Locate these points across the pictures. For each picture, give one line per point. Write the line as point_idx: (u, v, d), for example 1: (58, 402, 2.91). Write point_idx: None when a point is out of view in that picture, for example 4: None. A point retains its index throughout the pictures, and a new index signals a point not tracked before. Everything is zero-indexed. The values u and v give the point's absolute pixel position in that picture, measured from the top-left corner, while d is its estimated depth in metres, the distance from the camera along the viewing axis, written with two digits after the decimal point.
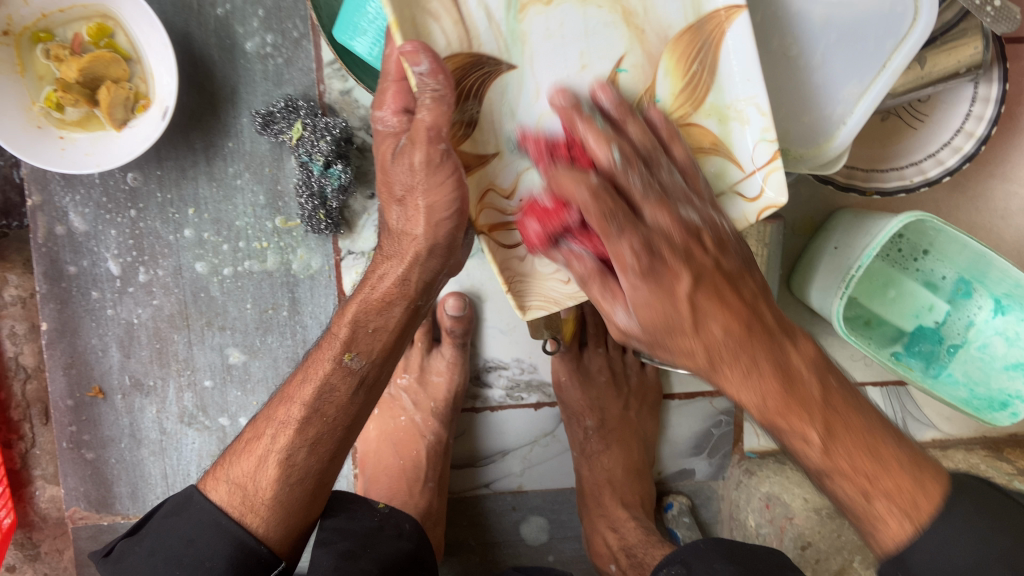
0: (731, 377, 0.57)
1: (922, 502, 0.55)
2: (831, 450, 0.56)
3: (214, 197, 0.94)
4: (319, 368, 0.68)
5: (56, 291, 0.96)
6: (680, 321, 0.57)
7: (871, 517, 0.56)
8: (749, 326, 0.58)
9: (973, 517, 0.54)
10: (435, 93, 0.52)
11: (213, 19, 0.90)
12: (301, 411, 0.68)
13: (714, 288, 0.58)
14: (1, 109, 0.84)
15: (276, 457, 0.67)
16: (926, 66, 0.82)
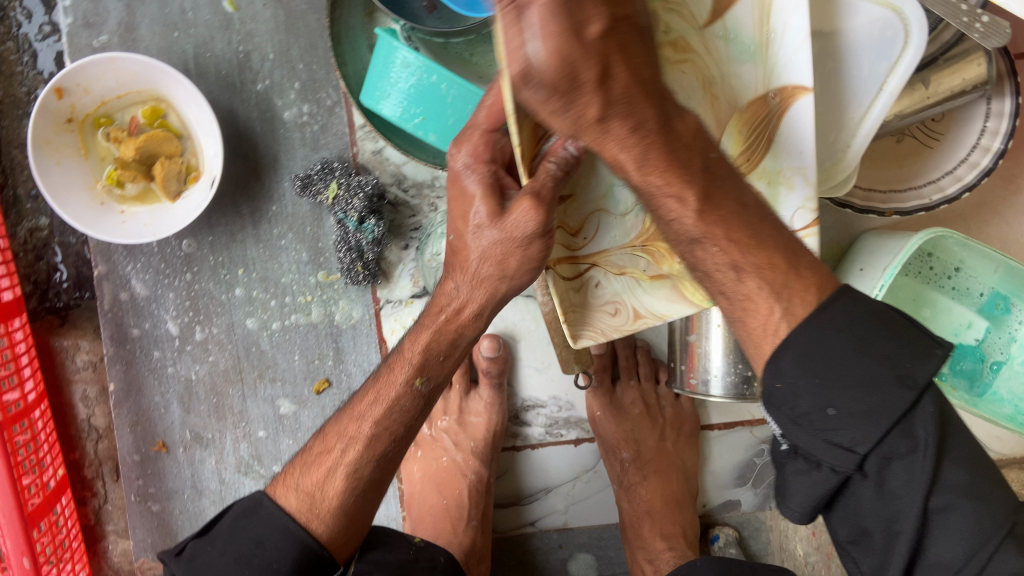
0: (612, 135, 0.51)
1: (794, 285, 0.55)
2: (705, 215, 0.55)
3: (262, 257, 1.01)
4: (389, 390, 0.72)
5: (122, 353, 1.04)
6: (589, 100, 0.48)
7: (743, 297, 0.57)
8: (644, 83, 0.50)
9: (855, 311, 0.53)
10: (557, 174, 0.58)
11: (254, 94, 0.98)
12: (369, 429, 0.71)
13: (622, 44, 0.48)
14: (69, 189, 0.93)
15: (344, 469, 0.71)
16: (931, 86, 0.83)
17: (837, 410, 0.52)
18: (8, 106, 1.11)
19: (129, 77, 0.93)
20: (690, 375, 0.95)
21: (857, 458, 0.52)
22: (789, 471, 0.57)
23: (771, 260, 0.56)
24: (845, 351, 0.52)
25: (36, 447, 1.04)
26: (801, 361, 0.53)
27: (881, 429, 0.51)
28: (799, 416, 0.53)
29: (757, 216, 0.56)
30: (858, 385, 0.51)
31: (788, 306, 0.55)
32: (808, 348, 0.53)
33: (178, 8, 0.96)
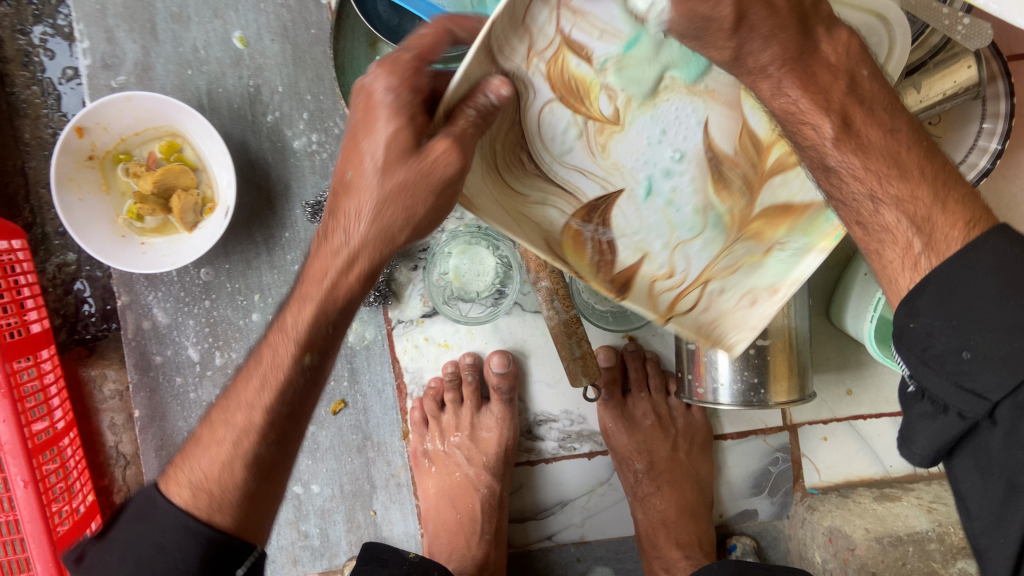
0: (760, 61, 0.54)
1: (938, 219, 0.54)
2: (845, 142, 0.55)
3: (277, 282, 1.05)
4: (277, 373, 0.67)
5: (146, 380, 1.07)
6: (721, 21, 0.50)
7: (883, 229, 0.57)
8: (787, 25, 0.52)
9: (1004, 251, 0.50)
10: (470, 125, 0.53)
11: (266, 126, 1.02)
12: (263, 416, 0.67)
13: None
14: (92, 223, 0.98)
15: (240, 459, 0.67)
16: (922, 90, 0.84)
17: (973, 353, 0.50)
18: (36, 147, 1.18)
19: (146, 114, 0.97)
20: (698, 384, 0.96)
21: (988, 406, 0.49)
22: (917, 415, 0.55)
23: (913, 193, 0.55)
24: (991, 292, 0.49)
25: (65, 474, 1.08)
26: (942, 299, 0.52)
27: (1017, 378, 0.48)
28: (930, 357, 0.52)
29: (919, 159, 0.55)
30: (999, 330, 0.49)
31: (928, 240, 0.54)
32: (951, 287, 0.51)
33: (191, 47, 1.01)
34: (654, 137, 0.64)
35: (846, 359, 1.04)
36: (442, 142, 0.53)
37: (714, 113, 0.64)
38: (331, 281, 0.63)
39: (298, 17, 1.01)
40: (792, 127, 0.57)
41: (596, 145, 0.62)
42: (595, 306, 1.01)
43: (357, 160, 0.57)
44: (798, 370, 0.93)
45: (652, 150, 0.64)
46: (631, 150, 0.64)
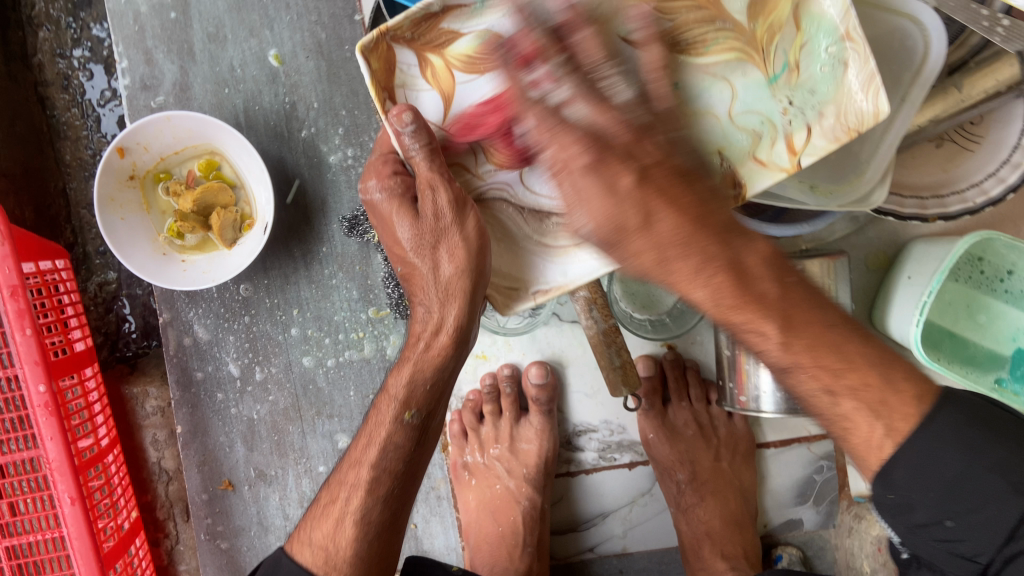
0: (682, 276, 0.53)
1: (894, 401, 0.53)
2: (791, 345, 0.53)
3: (315, 297, 1.05)
4: (380, 431, 0.74)
5: (187, 396, 1.08)
6: (628, 220, 0.52)
7: (841, 417, 0.55)
8: (700, 220, 0.53)
9: (962, 427, 0.52)
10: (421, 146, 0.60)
11: (301, 142, 1.03)
12: (369, 473, 0.74)
13: (660, 188, 0.53)
14: (134, 242, 0.99)
15: (352, 517, 0.73)
16: (964, 89, 0.82)
17: (954, 523, 0.53)
18: (76, 168, 1.22)
19: (185, 133, 0.99)
20: (740, 393, 0.95)
21: (979, 567, 0.53)
22: (922, 562, 0.58)
23: (865, 379, 0.54)
24: (956, 472, 0.52)
25: (110, 490, 1.09)
26: (914, 476, 0.53)
27: (1002, 537, 0.51)
28: (914, 525, 0.55)
29: (841, 331, 0.54)
30: (975, 509, 0.52)
31: (889, 423, 0.53)
32: (919, 464, 0.53)
33: (228, 66, 1.02)
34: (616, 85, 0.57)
35: None
36: (441, 190, 0.62)
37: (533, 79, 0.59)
38: (426, 342, 0.72)
39: (331, 33, 1.02)
40: (739, 334, 0.55)
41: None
42: (633, 315, 0.99)
43: (401, 254, 0.70)
44: None
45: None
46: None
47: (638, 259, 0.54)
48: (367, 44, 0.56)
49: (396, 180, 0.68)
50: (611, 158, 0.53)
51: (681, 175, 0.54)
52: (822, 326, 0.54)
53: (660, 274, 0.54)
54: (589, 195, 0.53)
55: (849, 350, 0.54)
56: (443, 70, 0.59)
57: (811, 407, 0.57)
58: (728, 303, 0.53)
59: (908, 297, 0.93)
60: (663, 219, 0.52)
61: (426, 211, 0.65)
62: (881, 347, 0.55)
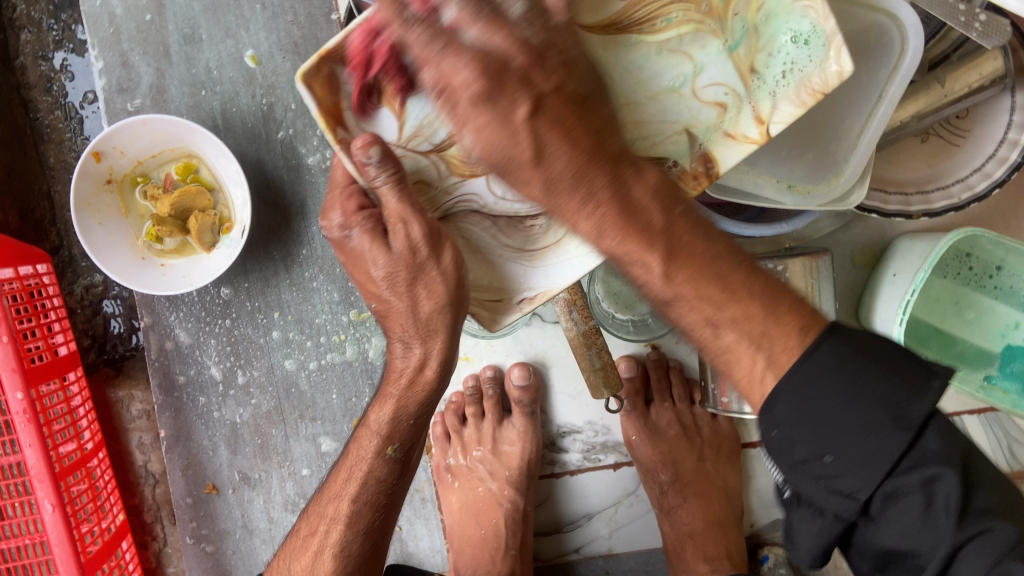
0: (569, 207, 0.53)
1: (775, 332, 0.50)
2: (673, 276, 0.51)
3: (295, 299, 1.05)
4: (362, 465, 0.75)
5: (170, 400, 1.08)
6: (517, 151, 0.51)
7: (725, 351, 0.52)
8: (594, 153, 0.51)
9: (841, 351, 0.47)
10: (388, 177, 0.57)
11: (279, 143, 1.02)
12: (349, 507, 0.75)
13: (560, 113, 0.51)
14: (112, 247, 0.99)
15: (330, 551, 0.75)
16: (946, 84, 0.80)
17: (833, 458, 0.47)
18: (60, 171, 1.21)
19: (161, 137, 0.98)
20: (723, 394, 0.94)
21: (858, 505, 0.47)
22: (796, 516, 0.51)
23: (747, 311, 0.50)
24: (837, 397, 0.46)
25: (95, 494, 1.09)
26: (795, 411, 0.47)
27: (882, 472, 0.46)
28: (798, 464, 0.48)
29: (725, 263, 0.52)
30: (853, 433, 0.46)
31: (771, 354, 0.50)
32: (798, 403, 0.47)
33: (204, 68, 1.01)
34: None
35: None
36: (414, 223, 0.59)
37: None
38: (408, 378, 0.70)
39: (308, 33, 1.01)
40: (624, 265, 0.53)
41: None
42: (614, 315, 0.98)
43: (374, 290, 0.66)
44: None
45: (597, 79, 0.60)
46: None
47: (527, 188, 0.53)
48: (308, 72, 0.53)
49: (364, 214, 0.62)
50: (503, 90, 0.49)
51: (576, 102, 0.52)
52: (705, 256, 0.52)
53: (549, 205, 0.53)
54: (481, 131, 0.50)
55: (729, 278, 0.51)
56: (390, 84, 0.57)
57: (703, 345, 0.53)
58: (607, 234, 0.52)
59: (892, 295, 0.91)
60: (556, 153, 0.51)
61: (398, 250, 0.61)
62: (767, 282, 0.52)
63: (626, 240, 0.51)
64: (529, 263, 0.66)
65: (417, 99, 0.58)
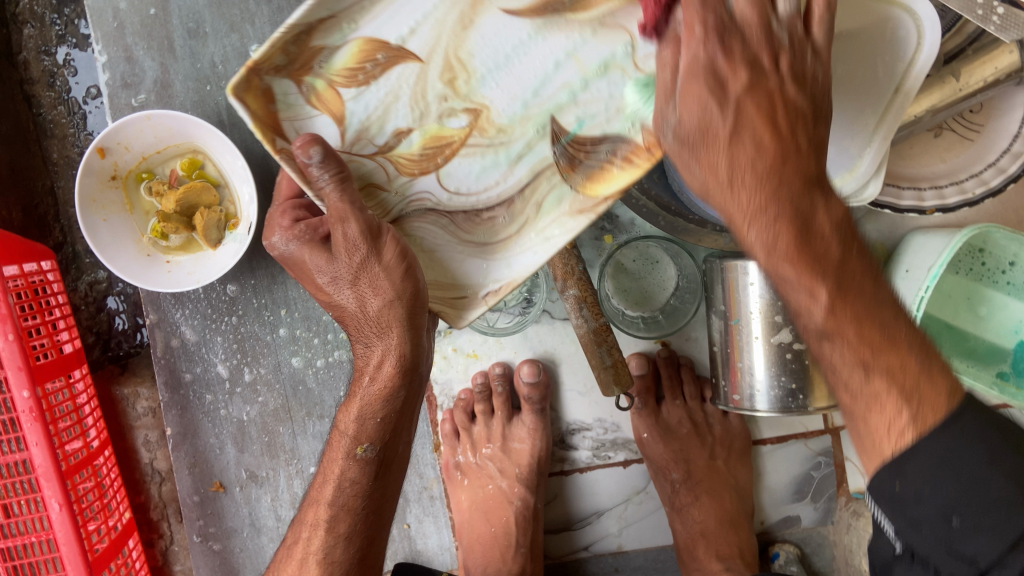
0: (745, 199, 0.56)
1: (926, 389, 0.52)
2: (836, 308, 0.54)
3: (303, 297, 1.04)
4: (335, 468, 0.74)
5: (176, 398, 1.07)
6: (717, 124, 0.55)
7: (870, 395, 0.54)
8: (784, 156, 0.55)
9: (985, 428, 0.50)
10: (335, 177, 0.60)
11: None
12: (327, 511, 0.74)
13: (767, 104, 0.56)
14: (117, 244, 0.98)
15: (314, 558, 0.74)
16: (962, 77, 0.79)
17: (962, 520, 0.49)
18: (63, 167, 1.20)
19: (166, 133, 0.97)
20: (734, 392, 0.93)
21: (977, 572, 0.48)
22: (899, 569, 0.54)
23: (902, 362, 0.53)
24: (1001, 498, 0.48)
25: (101, 492, 1.08)
26: (937, 466, 0.50)
27: (1009, 539, 0.48)
28: (920, 521, 0.51)
29: (889, 312, 0.55)
30: (990, 507, 0.48)
31: (916, 410, 0.52)
32: (942, 458, 0.50)
33: (209, 62, 1.00)
34: (502, 57, 0.64)
35: None
36: (352, 222, 0.61)
37: (435, 65, 0.63)
38: (371, 374, 0.69)
39: None
40: (787, 289, 0.56)
41: (491, 136, 0.66)
42: (625, 312, 0.98)
43: (327, 296, 0.69)
44: None
45: (527, 61, 0.64)
46: (507, 89, 0.65)
47: (710, 166, 0.56)
48: (237, 84, 0.58)
49: (303, 228, 0.67)
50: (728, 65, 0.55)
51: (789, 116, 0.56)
52: (871, 301, 0.55)
53: (723, 196, 0.57)
54: (689, 94, 0.55)
55: (896, 335, 0.54)
56: (327, 92, 0.62)
57: (844, 388, 0.56)
58: (782, 244, 0.55)
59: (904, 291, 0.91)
60: (752, 127, 0.55)
61: (340, 246, 0.64)
62: (925, 344, 0.54)
63: (798, 268, 0.54)
64: (485, 256, 0.69)
65: (355, 100, 0.63)
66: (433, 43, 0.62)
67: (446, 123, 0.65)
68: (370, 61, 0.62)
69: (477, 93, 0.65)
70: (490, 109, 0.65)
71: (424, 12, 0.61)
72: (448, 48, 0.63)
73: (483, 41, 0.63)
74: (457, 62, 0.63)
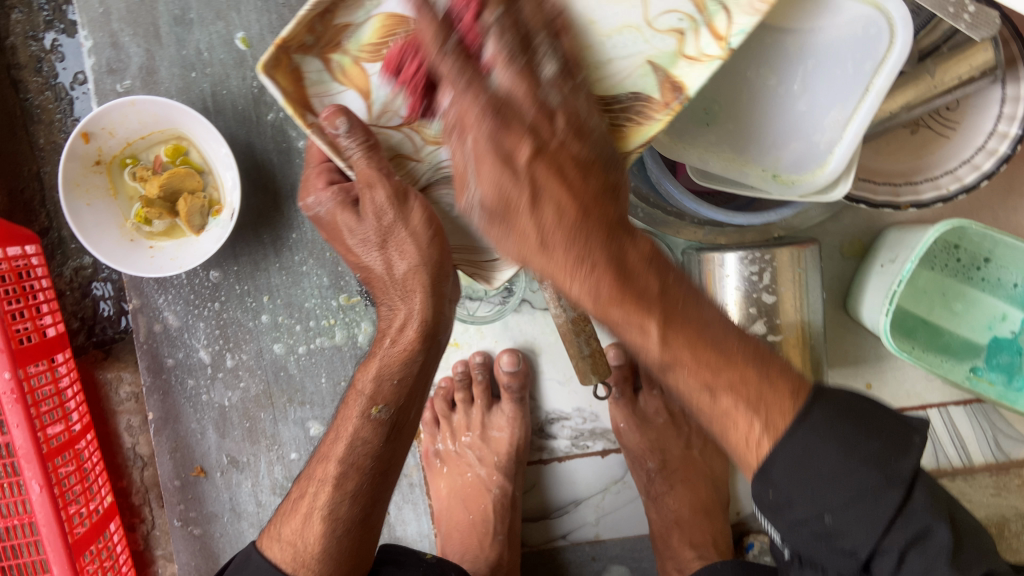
0: (560, 263, 0.56)
1: (769, 398, 0.55)
2: (669, 341, 0.55)
3: (285, 283, 1.05)
4: (348, 425, 0.75)
5: (159, 382, 1.08)
6: (518, 194, 0.55)
7: (723, 414, 0.56)
8: (586, 210, 0.56)
9: (833, 419, 0.53)
10: (364, 140, 0.59)
11: (269, 126, 1.02)
12: (337, 468, 0.74)
13: (556, 163, 0.56)
14: (101, 228, 0.99)
15: (318, 514, 0.74)
16: (936, 75, 0.79)
17: (833, 518, 0.52)
18: (50, 152, 1.20)
19: (151, 118, 0.98)
20: None
21: (858, 562, 0.52)
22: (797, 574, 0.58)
23: (744, 377, 0.55)
24: (835, 464, 0.51)
25: (82, 476, 1.09)
26: (796, 465, 0.53)
27: (881, 527, 0.51)
28: (797, 523, 0.54)
29: (716, 330, 0.56)
30: (851, 492, 0.51)
31: (767, 418, 0.54)
32: (799, 460, 0.53)
33: (195, 49, 1.00)
34: None
35: (863, 352, 1.04)
36: (380, 189, 0.60)
37: None
38: (392, 336, 0.71)
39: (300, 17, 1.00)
40: (619, 328, 0.57)
41: None
42: None
43: (356, 259, 0.69)
44: (812, 366, 0.90)
45: None
46: None
47: (519, 245, 0.57)
48: (268, 63, 0.55)
49: (333, 189, 0.66)
50: (510, 134, 0.55)
51: (577, 164, 0.57)
52: (699, 322, 0.56)
53: (545, 266, 0.57)
54: (482, 162, 0.55)
55: (731, 354, 0.56)
56: (352, 67, 0.59)
57: (699, 411, 0.58)
58: (612, 305, 0.56)
59: (879, 286, 0.92)
60: (551, 190, 0.56)
61: (368, 212, 0.63)
62: (758, 347, 0.57)
63: (628, 310, 0.55)
64: None
65: (382, 76, 0.59)
66: None
67: None
68: (395, 35, 0.58)
69: None
70: None
71: None
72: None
73: None
74: None
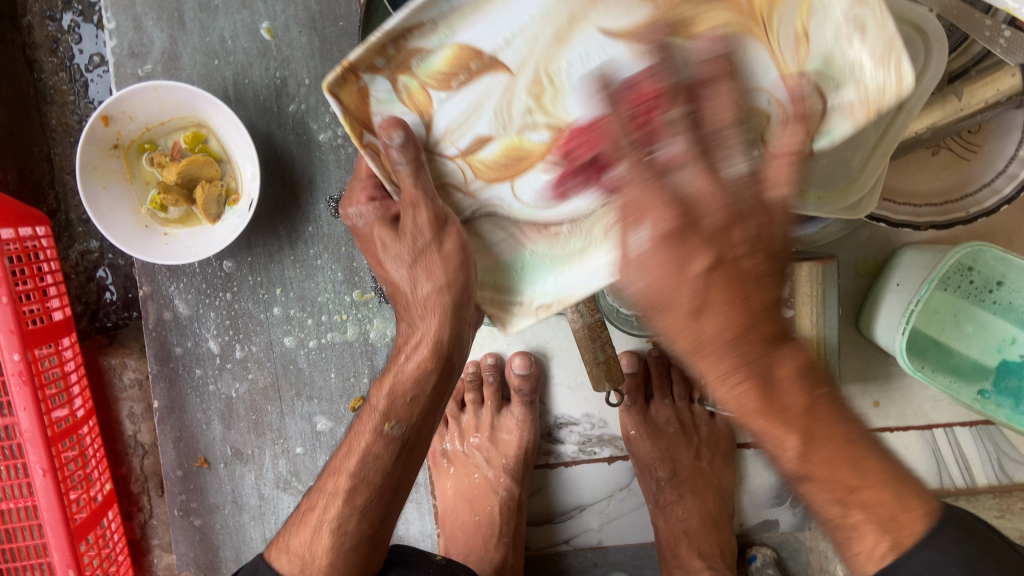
0: (706, 360, 0.48)
1: (904, 519, 0.52)
2: (810, 458, 0.51)
3: (299, 276, 1.04)
4: (360, 441, 0.72)
5: (166, 370, 1.07)
6: (680, 302, 0.46)
7: (850, 527, 0.53)
8: (748, 328, 0.47)
9: (960, 541, 0.53)
10: (405, 166, 0.56)
11: (290, 117, 1.01)
12: (348, 482, 0.72)
13: (728, 275, 0.46)
14: (116, 213, 0.98)
15: (329, 527, 0.71)
16: (963, 97, 0.80)
17: None
18: (61, 134, 1.19)
19: (172, 104, 0.97)
20: None
21: None
22: None
23: (879, 496, 0.52)
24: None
25: (84, 462, 1.08)
26: None
27: None
28: None
29: (861, 446, 0.52)
30: None
31: (896, 538, 0.52)
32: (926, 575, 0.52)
33: (219, 37, 1.00)
34: (596, 74, 0.52)
35: (873, 369, 1.04)
36: (422, 210, 0.59)
37: (523, 78, 0.53)
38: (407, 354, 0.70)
39: (326, 9, 1.00)
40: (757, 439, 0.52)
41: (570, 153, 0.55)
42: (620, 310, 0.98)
43: (383, 271, 0.69)
44: None
45: (620, 74, 0.52)
46: (596, 100, 0.53)
47: (674, 338, 0.48)
48: (332, 83, 0.52)
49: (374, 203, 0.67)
50: (688, 240, 0.46)
51: (755, 277, 0.47)
52: (843, 438, 0.51)
53: (687, 358, 0.49)
54: (651, 265, 0.46)
55: (866, 472, 0.52)
56: (418, 92, 0.55)
57: (820, 518, 0.55)
58: (752, 414, 0.49)
59: (895, 305, 0.92)
60: (715, 313, 0.46)
61: (406, 229, 0.63)
62: (894, 465, 0.53)
63: (769, 424, 0.49)
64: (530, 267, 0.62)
65: (443, 104, 0.55)
66: (525, 55, 0.52)
67: (528, 134, 0.55)
68: (463, 68, 0.53)
69: (561, 108, 0.53)
70: (570, 119, 0.53)
71: (521, 19, 0.51)
72: (539, 60, 0.52)
73: (579, 50, 0.51)
74: (546, 78, 0.53)
